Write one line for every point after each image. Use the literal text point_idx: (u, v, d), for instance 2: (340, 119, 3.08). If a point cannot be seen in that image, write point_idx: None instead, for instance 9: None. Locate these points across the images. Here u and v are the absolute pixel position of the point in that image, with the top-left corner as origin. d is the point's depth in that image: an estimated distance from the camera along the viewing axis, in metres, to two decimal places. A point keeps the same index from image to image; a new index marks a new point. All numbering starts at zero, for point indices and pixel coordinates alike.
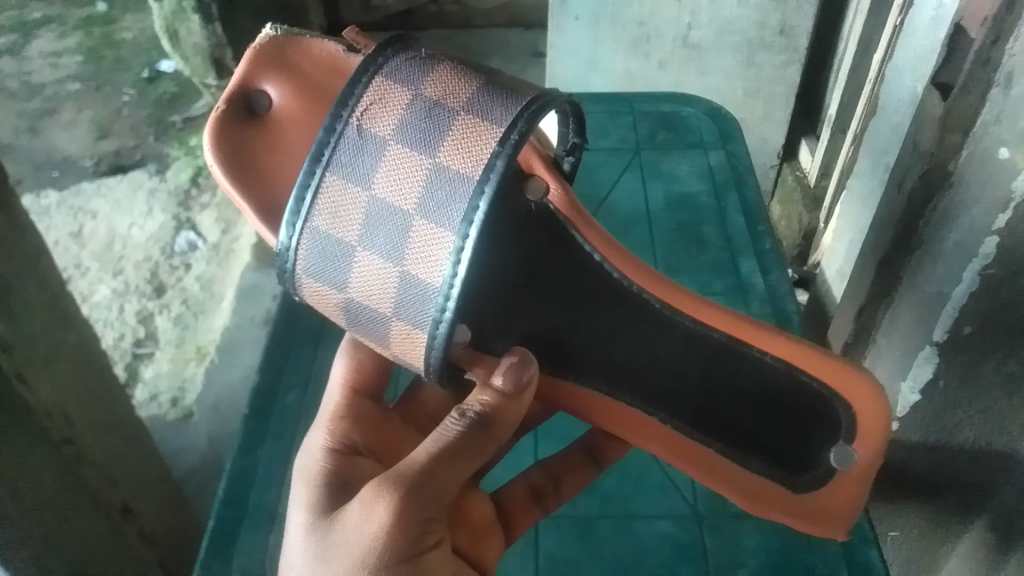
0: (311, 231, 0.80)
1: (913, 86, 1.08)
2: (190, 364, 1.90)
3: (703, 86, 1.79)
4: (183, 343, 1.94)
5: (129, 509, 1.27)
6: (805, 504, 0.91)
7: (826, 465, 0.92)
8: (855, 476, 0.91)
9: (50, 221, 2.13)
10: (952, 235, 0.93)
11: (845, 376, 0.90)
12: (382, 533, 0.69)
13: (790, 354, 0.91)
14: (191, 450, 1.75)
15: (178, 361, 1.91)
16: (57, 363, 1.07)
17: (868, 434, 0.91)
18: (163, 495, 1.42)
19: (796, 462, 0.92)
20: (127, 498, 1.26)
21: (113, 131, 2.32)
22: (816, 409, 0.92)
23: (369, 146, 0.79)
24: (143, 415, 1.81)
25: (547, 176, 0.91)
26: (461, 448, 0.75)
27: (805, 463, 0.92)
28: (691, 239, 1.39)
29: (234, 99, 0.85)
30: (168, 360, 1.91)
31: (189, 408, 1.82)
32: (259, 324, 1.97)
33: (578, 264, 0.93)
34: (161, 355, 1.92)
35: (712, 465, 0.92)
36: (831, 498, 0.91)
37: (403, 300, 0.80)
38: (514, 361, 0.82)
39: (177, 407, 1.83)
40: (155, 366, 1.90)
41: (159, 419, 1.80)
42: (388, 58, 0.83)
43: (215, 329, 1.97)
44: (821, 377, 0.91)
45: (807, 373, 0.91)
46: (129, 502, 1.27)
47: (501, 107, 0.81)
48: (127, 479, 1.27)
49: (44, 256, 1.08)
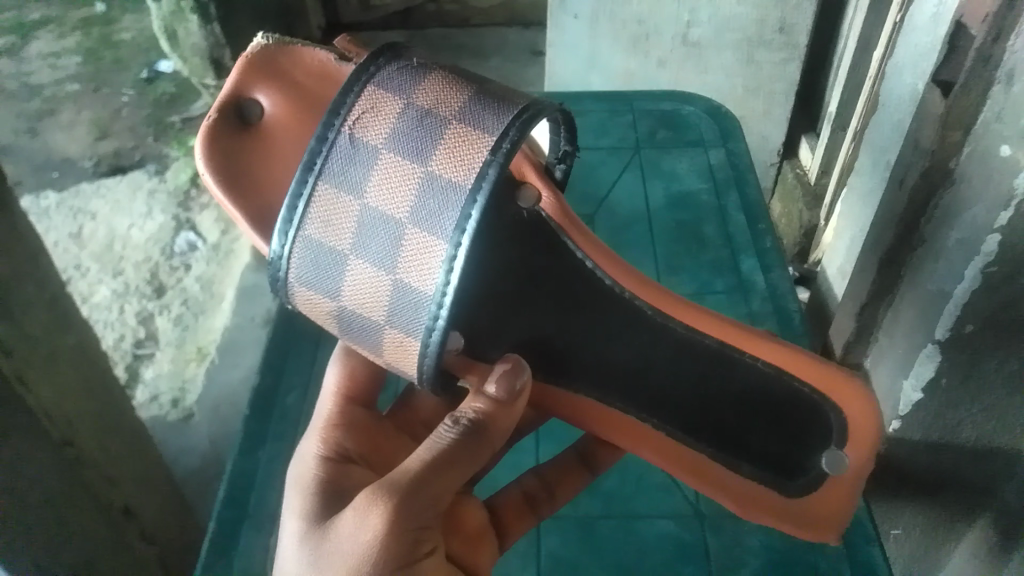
0: (304, 239, 0.80)
1: (914, 83, 1.08)
2: (190, 365, 1.90)
3: (702, 84, 1.79)
4: (184, 344, 1.94)
5: (130, 510, 1.27)
6: (797, 510, 0.90)
7: (818, 470, 0.91)
8: (847, 480, 0.90)
9: (50, 222, 2.12)
10: (954, 232, 0.92)
11: (836, 381, 0.91)
12: (376, 541, 0.68)
13: (781, 360, 0.92)
14: (192, 451, 1.75)
15: (178, 362, 1.91)
16: (57, 365, 1.07)
17: (860, 436, 0.90)
18: (165, 496, 1.41)
19: (788, 467, 0.91)
20: (128, 499, 1.26)
21: (112, 132, 2.32)
22: (808, 415, 0.91)
23: (361, 154, 0.79)
24: (144, 416, 1.81)
25: (538, 183, 0.93)
26: (455, 456, 0.75)
27: (796, 467, 0.91)
28: (691, 238, 1.39)
29: (226, 107, 0.86)
30: (169, 361, 1.91)
31: (189, 409, 1.82)
32: (259, 324, 1.97)
33: (569, 271, 0.94)
34: (161, 356, 1.92)
35: (706, 472, 0.91)
36: (823, 502, 0.90)
37: (396, 308, 0.80)
38: (506, 368, 0.83)
39: (177, 408, 1.82)
40: (156, 366, 1.90)
41: (159, 420, 1.80)
42: (380, 67, 0.83)
43: (215, 329, 1.97)
44: (811, 383, 0.92)
45: (800, 380, 0.92)
46: (130, 503, 1.27)
47: (493, 116, 0.80)
48: (128, 480, 1.26)
49: (44, 258, 1.08)
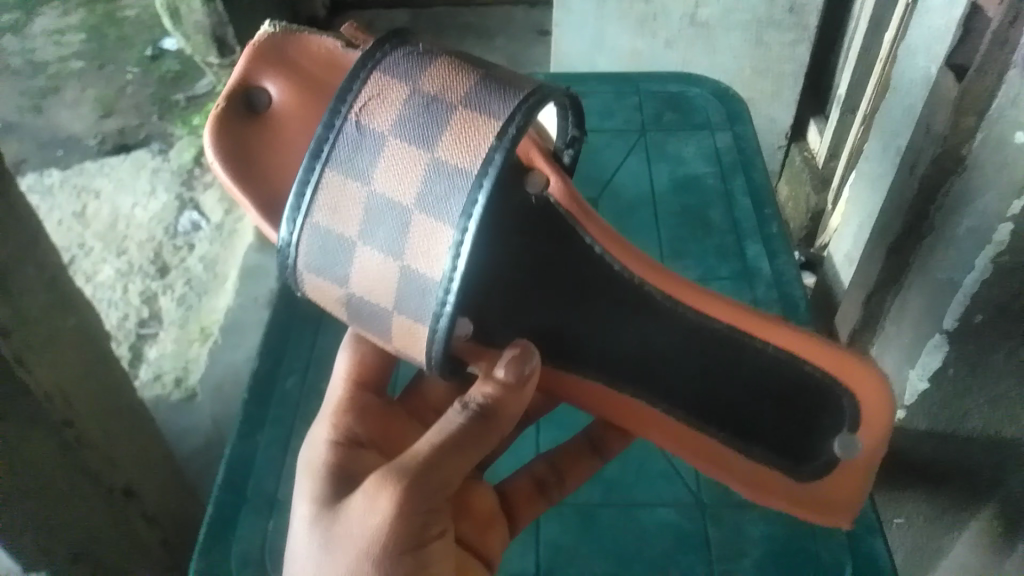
0: (312, 227, 0.79)
1: (926, 67, 1.05)
2: (194, 344, 1.89)
3: (711, 65, 1.76)
4: (187, 324, 1.93)
5: (130, 491, 1.26)
6: (808, 495, 0.89)
7: (830, 455, 0.90)
8: (858, 466, 0.89)
9: (54, 200, 2.11)
10: (965, 220, 0.91)
11: (850, 367, 0.89)
12: (386, 520, 0.68)
13: (795, 345, 0.90)
14: (195, 430, 1.75)
15: (182, 341, 1.90)
16: (57, 346, 1.06)
17: (872, 423, 0.89)
18: (165, 476, 1.41)
19: (799, 452, 0.90)
20: (128, 480, 1.25)
21: (116, 109, 2.30)
22: (820, 399, 0.90)
23: (368, 142, 0.78)
24: (147, 396, 1.80)
25: (547, 169, 0.90)
26: (465, 440, 0.73)
27: (807, 452, 0.90)
28: (696, 222, 1.37)
29: (235, 97, 0.84)
30: (172, 341, 1.90)
31: (192, 389, 1.81)
32: (263, 305, 1.95)
33: (579, 257, 0.92)
34: (165, 335, 1.91)
35: (713, 454, 0.90)
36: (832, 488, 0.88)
37: (404, 295, 0.79)
38: (516, 354, 0.81)
39: (181, 388, 1.82)
40: (159, 346, 1.89)
41: (163, 400, 1.80)
42: (386, 53, 0.81)
43: (218, 309, 1.96)
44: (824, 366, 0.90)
45: (810, 363, 0.90)
46: (130, 484, 1.26)
47: (499, 101, 0.78)
48: (127, 461, 1.25)
49: (42, 239, 1.07)
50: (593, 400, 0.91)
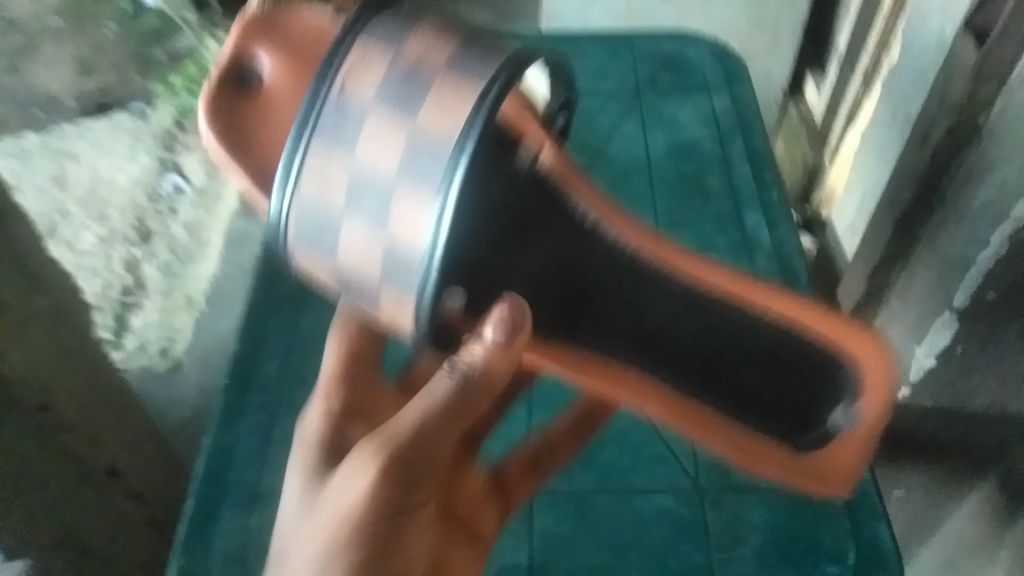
0: (296, 204, 0.73)
1: (940, 28, 0.99)
2: (179, 313, 1.84)
3: (707, 21, 1.69)
4: (172, 292, 1.87)
5: (117, 471, 1.22)
6: (799, 464, 0.81)
7: (829, 426, 0.85)
8: (863, 437, 0.82)
9: (33, 165, 2.04)
10: (980, 195, 0.86)
11: (851, 335, 0.83)
12: (370, 490, 0.64)
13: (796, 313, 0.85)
14: (179, 402, 1.69)
15: (167, 310, 1.84)
16: (33, 328, 1.00)
17: (873, 385, 0.82)
18: (151, 450, 1.36)
19: (801, 419, 0.85)
20: (114, 459, 1.21)
21: (97, 68, 2.20)
22: (819, 368, 0.86)
23: (349, 112, 0.72)
24: (132, 367, 1.75)
25: (540, 131, 0.85)
26: (450, 411, 0.66)
27: (807, 420, 0.85)
28: (693, 190, 1.31)
29: (225, 75, 0.77)
30: (157, 310, 1.84)
31: (177, 359, 1.75)
32: (247, 271, 1.89)
33: (573, 228, 0.89)
34: (149, 305, 1.85)
35: (700, 418, 0.81)
36: (828, 458, 0.82)
37: (391, 274, 0.73)
38: (506, 308, 0.69)
39: (166, 357, 1.76)
40: (145, 315, 1.84)
41: (149, 372, 1.74)
42: (369, 19, 0.75)
43: (204, 277, 1.89)
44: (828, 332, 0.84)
45: (815, 330, 0.85)
46: (116, 463, 1.22)
47: (481, 64, 0.71)
48: (112, 439, 1.21)
49: (6, 218, 1.01)
50: (573, 371, 0.78)
